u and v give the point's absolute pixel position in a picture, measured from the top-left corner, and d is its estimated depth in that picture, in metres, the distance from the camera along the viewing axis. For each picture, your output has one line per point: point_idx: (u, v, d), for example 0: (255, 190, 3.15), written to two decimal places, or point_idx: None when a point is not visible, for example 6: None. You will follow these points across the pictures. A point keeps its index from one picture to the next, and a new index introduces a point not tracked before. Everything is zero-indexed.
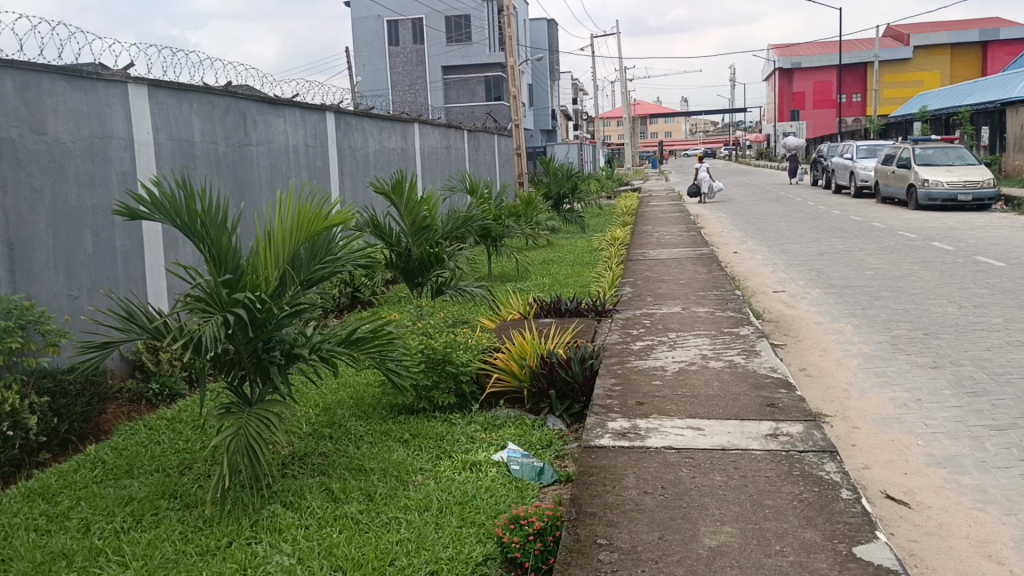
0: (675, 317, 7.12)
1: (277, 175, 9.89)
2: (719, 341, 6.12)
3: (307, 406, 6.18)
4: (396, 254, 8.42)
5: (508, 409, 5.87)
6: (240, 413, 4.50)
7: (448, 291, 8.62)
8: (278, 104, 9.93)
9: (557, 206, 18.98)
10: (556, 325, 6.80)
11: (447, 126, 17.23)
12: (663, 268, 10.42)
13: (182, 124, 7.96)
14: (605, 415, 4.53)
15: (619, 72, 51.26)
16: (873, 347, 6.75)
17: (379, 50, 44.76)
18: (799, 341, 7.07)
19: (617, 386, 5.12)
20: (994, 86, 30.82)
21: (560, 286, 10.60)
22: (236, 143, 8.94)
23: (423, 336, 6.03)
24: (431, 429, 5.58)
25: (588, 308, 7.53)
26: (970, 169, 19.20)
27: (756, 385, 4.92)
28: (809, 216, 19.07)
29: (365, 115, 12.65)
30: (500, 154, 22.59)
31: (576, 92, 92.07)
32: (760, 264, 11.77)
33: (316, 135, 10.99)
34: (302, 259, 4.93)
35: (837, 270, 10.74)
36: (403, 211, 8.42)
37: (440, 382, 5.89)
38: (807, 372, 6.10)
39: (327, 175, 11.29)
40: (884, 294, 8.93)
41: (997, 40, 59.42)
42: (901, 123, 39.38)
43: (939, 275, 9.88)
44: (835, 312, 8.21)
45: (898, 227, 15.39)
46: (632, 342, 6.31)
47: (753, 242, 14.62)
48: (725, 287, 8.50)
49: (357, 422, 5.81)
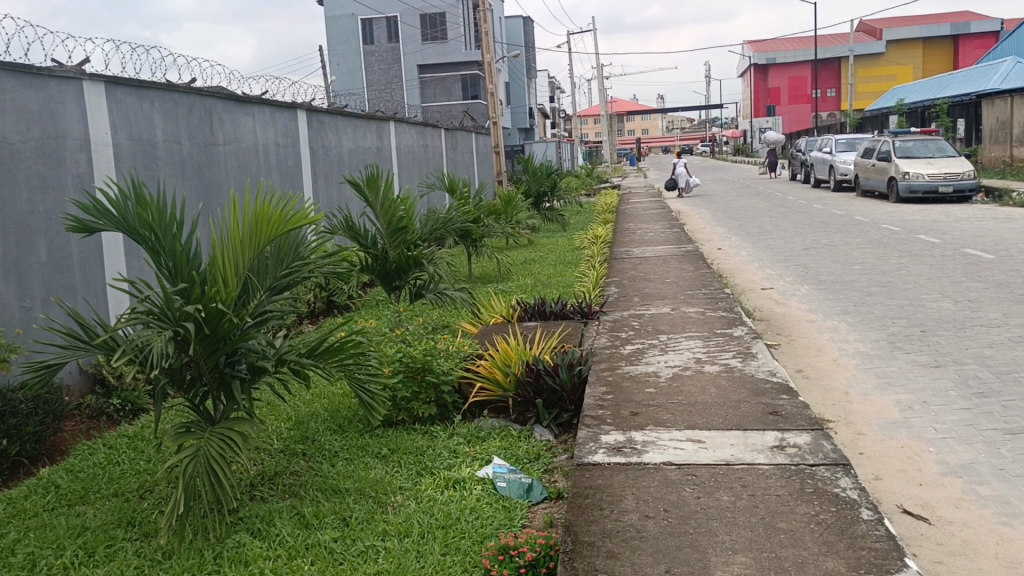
0: (664, 318, 6.82)
1: (247, 176, 9.49)
2: (713, 343, 5.82)
3: (279, 420, 5.83)
4: (373, 258, 8.09)
5: (491, 418, 5.57)
6: (200, 432, 4.14)
7: (427, 294, 8.22)
8: (246, 101, 9.52)
9: (537, 204, 18.67)
10: (541, 330, 6.46)
11: (424, 124, 16.86)
12: (648, 265, 10.13)
13: (144, 123, 7.55)
14: (597, 428, 4.22)
15: (596, 69, 51.00)
16: (870, 345, 6.50)
17: (354, 49, 44.23)
18: (793, 341, 6.81)
19: (608, 395, 4.81)
20: (970, 78, 30.90)
21: (542, 287, 10.31)
22: (201, 143, 8.54)
23: (400, 344, 5.72)
24: (410, 443, 5.24)
25: (573, 310, 7.22)
26: (951, 161, 19.12)
27: (756, 391, 4.62)
28: (791, 211, 18.88)
29: (339, 114, 12.27)
30: (477, 152, 22.22)
31: (553, 90, 91.73)
32: (746, 260, 11.52)
33: (287, 133, 10.59)
34: (265, 265, 4.59)
35: (824, 265, 10.52)
36: (380, 211, 8.09)
37: (420, 392, 5.56)
38: (805, 374, 5.82)
39: (299, 176, 10.89)
40: (876, 289, 8.70)
41: (969, 34, 59.95)
42: (877, 118, 39.50)
43: (929, 268, 9.67)
44: (827, 309, 7.96)
45: (882, 220, 15.22)
46: (621, 346, 5.99)
47: (736, 238, 14.39)
48: (714, 285, 8.23)
49: (332, 437, 5.46)
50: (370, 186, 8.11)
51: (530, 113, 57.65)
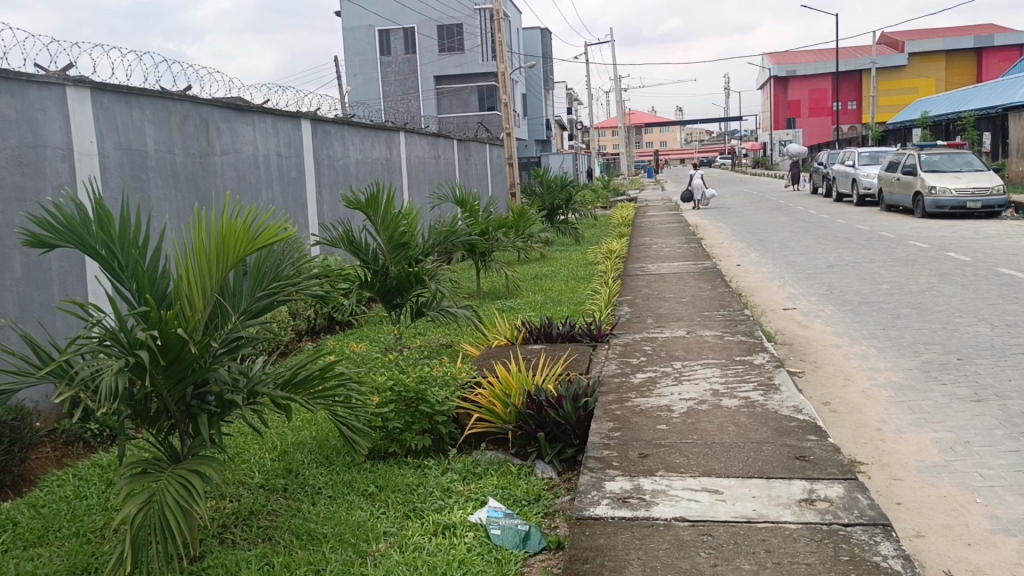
0: (679, 343, 6.35)
1: (245, 187, 9.15)
2: (731, 373, 5.35)
3: (262, 450, 5.44)
4: (372, 274, 7.72)
5: (489, 452, 5.12)
6: (158, 474, 3.75)
7: (430, 313, 7.81)
8: (245, 110, 9.18)
9: (550, 217, 18.24)
10: (544, 355, 6.01)
11: (435, 135, 16.50)
12: (664, 283, 9.68)
13: (133, 131, 7.21)
14: (601, 472, 3.77)
15: (614, 81, 50.58)
16: (903, 375, 6.01)
17: (371, 60, 44.08)
18: (817, 369, 6.34)
19: (615, 432, 4.35)
20: (995, 91, 30.22)
21: (552, 304, 9.91)
22: (197, 153, 8.21)
23: (393, 369, 5.31)
24: (400, 479, 4.80)
25: (581, 333, 6.77)
26: (979, 175, 18.52)
27: (780, 431, 4.15)
28: (813, 225, 18.35)
29: (346, 124, 11.94)
30: (491, 164, 21.84)
31: (572, 102, 91.56)
32: (766, 278, 11.02)
33: (290, 144, 10.25)
34: (238, 287, 4.22)
35: (850, 284, 10.02)
36: (380, 224, 7.67)
37: (412, 423, 5.14)
38: (833, 407, 5.34)
39: (303, 187, 10.53)
40: (905, 312, 8.19)
41: (993, 47, 59.20)
42: (900, 131, 38.84)
43: (962, 289, 9.15)
44: (854, 333, 7.47)
45: (908, 236, 14.67)
46: (631, 374, 5.53)
47: (756, 253, 13.90)
48: (733, 306, 7.76)
49: (316, 470, 5.05)
50: (370, 204, 7.66)
51: (546, 124, 57.34)
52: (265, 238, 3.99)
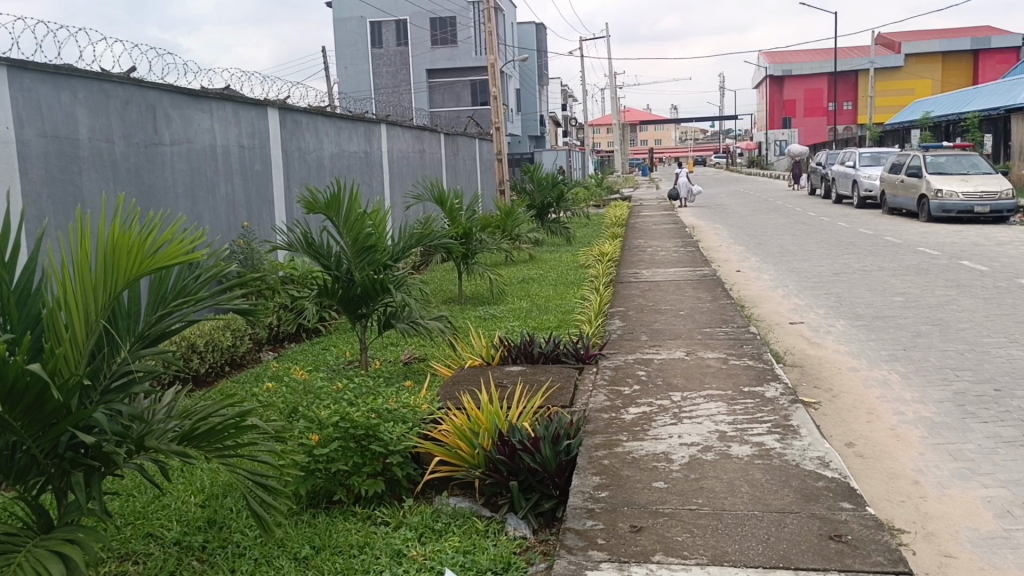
0: (677, 368, 5.53)
1: (199, 181, 8.30)
2: (740, 410, 4.54)
3: (186, 493, 4.66)
4: (335, 281, 6.91)
5: (453, 499, 4.31)
6: (14, 553, 2.95)
7: (399, 325, 7.00)
8: (200, 96, 8.35)
9: (540, 216, 17.43)
10: (522, 383, 5.17)
11: (420, 128, 15.67)
12: (660, 292, 8.89)
13: (61, 116, 6.38)
14: (582, 556, 2.95)
15: (610, 77, 49.81)
16: (936, 409, 5.20)
17: (362, 51, 43.15)
18: (835, 399, 5.54)
19: (604, 491, 3.52)
20: (997, 92, 29.51)
21: (538, 313, 9.12)
22: (140, 143, 7.38)
23: (340, 400, 4.49)
24: (341, 538, 3.97)
25: (566, 353, 5.94)
26: (987, 178, 17.77)
27: (807, 498, 3.34)
28: (814, 228, 17.56)
29: (319, 114, 11.07)
30: (480, 160, 21.06)
31: (567, 98, 90.63)
32: (769, 287, 10.25)
33: (253, 134, 9.38)
34: (133, 307, 3.49)
35: (860, 295, 9.25)
36: (343, 226, 6.84)
37: (361, 466, 4.32)
38: (858, 453, 4.53)
39: (268, 182, 9.65)
40: (926, 328, 7.42)
41: (990, 49, 58.63)
42: (899, 132, 38.24)
43: (984, 302, 8.39)
44: (872, 354, 6.67)
45: (916, 242, 13.91)
46: (623, 408, 4.71)
47: (756, 258, 13.12)
48: (737, 321, 6.97)
49: (244, 522, 4.26)
50: (331, 206, 6.84)
51: (540, 120, 56.49)
52: (171, 253, 3.18)
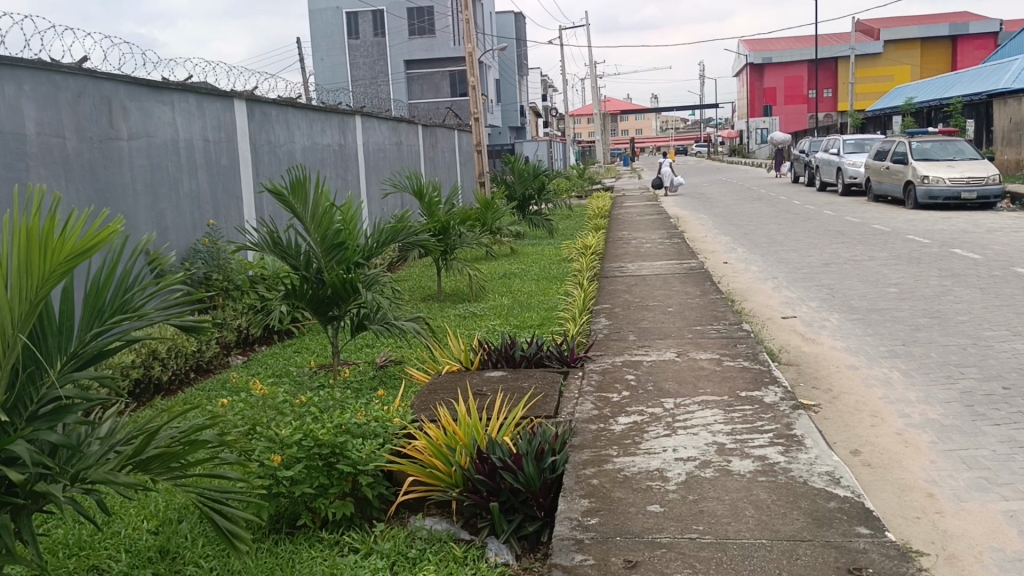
0: (668, 370, 5.19)
1: (161, 177, 7.88)
2: (739, 418, 4.20)
3: (139, 519, 4.28)
4: (303, 281, 6.52)
5: (428, 520, 3.94)
6: None
7: (372, 326, 6.63)
8: (160, 88, 7.92)
9: (522, 208, 17.06)
10: (503, 392, 4.80)
11: (397, 119, 15.24)
12: (646, 287, 8.56)
13: (7, 110, 5.97)
14: None
15: (590, 66, 49.40)
16: (943, 411, 4.89)
17: (338, 42, 42.55)
18: (836, 401, 5.22)
19: (594, 517, 3.17)
20: (978, 77, 29.38)
21: (520, 310, 8.76)
22: (94, 137, 6.95)
23: (306, 416, 4.12)
24: (306, 568, 3.58)
25: (549, 356, 5.59)
26: (973, 164, 17.57)
27: (820, 522, 3.01)
28: (800, 217, 17.31)
29: (290, 105, 10.65)
30: (459, 152, 20.67)
31: (547, 88, 90.19)
32: (758, 279, 9.94)
33: (219, 127, 8.94)
34: (64, 322, 3.07)
35: (853, 287, 8.96)
36: (310, 222, 6.50)
37: (328, 488, 3.95)
38: (865, 462, 4.21)
39: (236, 177, 9.22)
40: (924, 322, 7.13)
41: (968, 35, 58.75)
42: (881, 118, 38.19)
43: (981, 293, 8.12)
44: (870, 350, 6.36)
45: (905, 230, 13.66)
46: (612, 418, 4.36)
47: (743, 249, 12.83)
48: (729, 318, 6.65)
49: (200, 551, 3.86)
50: (295, 194, 6.47)
51: (520, 111, 56.06)
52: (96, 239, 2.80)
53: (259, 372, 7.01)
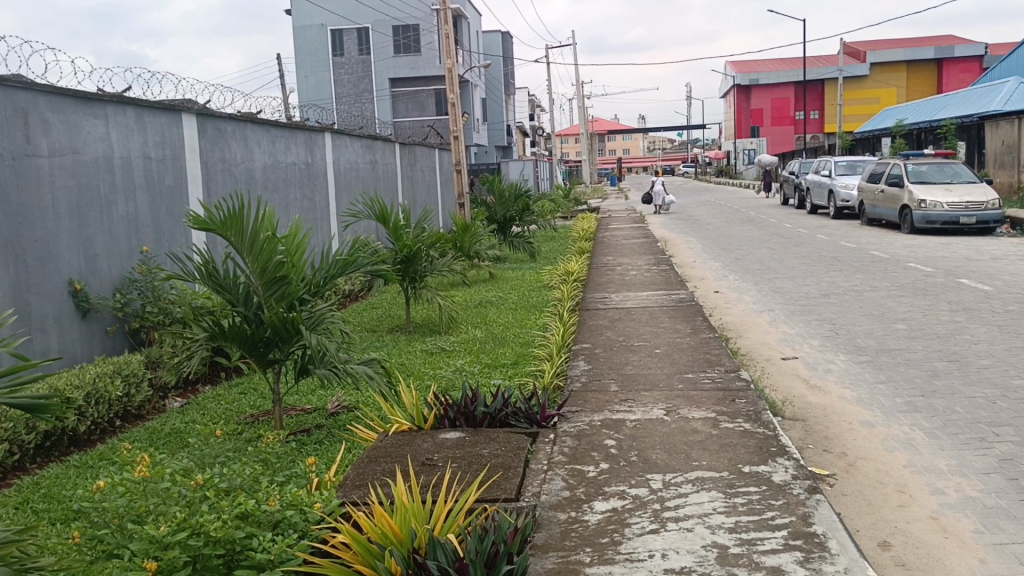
0: (655, 434, 4.37)
1: (89, 198, 7.01)
2: (743, 507, 3.37)
3: None
4: (240, 320, 5.71)
5: None
6: None
7: (317, 372, 5.78)
8: (91, 99, 7.09)
9: (502, 231, 16.28)
10: (455, 466, 3.95)
11: (371, 137, 14.48)
12: (632, 322, 7.77)
13: None
14: None
15: (578, 86, 48.92)
16: (983, 487, 4.09)
17: (322, 60, 41.82)
18: (854, 470, 4.41)
19: None
20: (969, 100, 28.95)
21: (494, 346, 7.94)
22: (4, 153, 6.11)
23: (206, 508, 3.26)
24: None
25: (515, 414, 4.76)
26: (971, 188, 16.94)
27: None
28: (792, 242, 16.62)
29: (248, 120, 9.82)
30: (439, 171, 19.94)
31: (534, 107, 89.70)
32: (752, 311, 9.16)
33: (163, 143, 8.10)
34: None
35: (857, 322, 8.20)
36: (246, 253, 5.64)
37: None
38: (898, 560, 3.41)
39: (183, 198, 8.38)
40: (943, 366, 6.36)
41: (954, 58, 58.68)
42: (870, 139, 37.86)
43: (998, 331, 7.38)
44: (885, 402, 5.56)
45: (904, 257, 12.93)
46: (587, 504, 3.52)
47: (735, 276, 12.09)
48: (726, 363, 5.85)
49: None
50: (228, 221, 5.60)
51: (507, 131, 55.52)
52: None
53: (193, 423, 6.15)
